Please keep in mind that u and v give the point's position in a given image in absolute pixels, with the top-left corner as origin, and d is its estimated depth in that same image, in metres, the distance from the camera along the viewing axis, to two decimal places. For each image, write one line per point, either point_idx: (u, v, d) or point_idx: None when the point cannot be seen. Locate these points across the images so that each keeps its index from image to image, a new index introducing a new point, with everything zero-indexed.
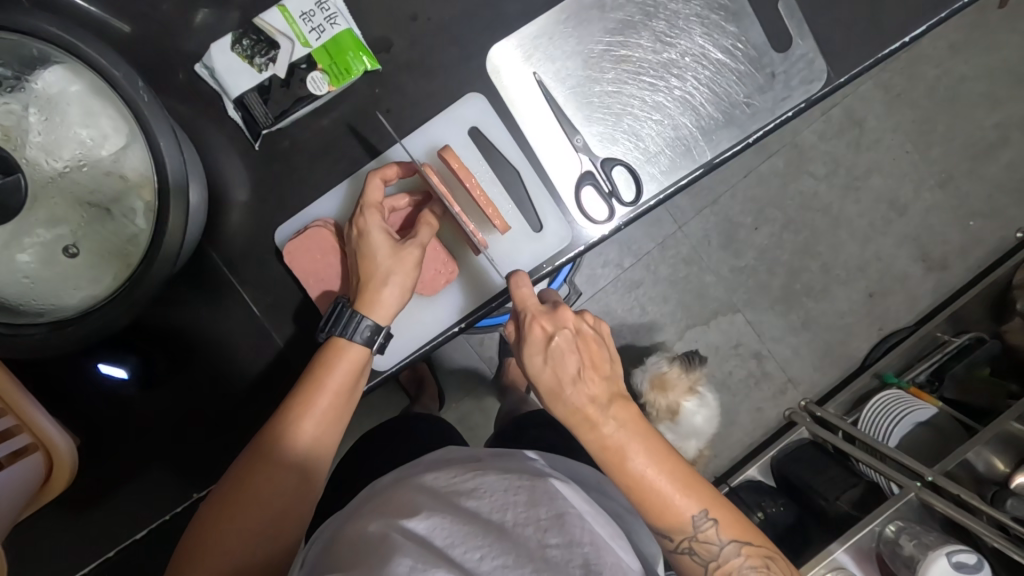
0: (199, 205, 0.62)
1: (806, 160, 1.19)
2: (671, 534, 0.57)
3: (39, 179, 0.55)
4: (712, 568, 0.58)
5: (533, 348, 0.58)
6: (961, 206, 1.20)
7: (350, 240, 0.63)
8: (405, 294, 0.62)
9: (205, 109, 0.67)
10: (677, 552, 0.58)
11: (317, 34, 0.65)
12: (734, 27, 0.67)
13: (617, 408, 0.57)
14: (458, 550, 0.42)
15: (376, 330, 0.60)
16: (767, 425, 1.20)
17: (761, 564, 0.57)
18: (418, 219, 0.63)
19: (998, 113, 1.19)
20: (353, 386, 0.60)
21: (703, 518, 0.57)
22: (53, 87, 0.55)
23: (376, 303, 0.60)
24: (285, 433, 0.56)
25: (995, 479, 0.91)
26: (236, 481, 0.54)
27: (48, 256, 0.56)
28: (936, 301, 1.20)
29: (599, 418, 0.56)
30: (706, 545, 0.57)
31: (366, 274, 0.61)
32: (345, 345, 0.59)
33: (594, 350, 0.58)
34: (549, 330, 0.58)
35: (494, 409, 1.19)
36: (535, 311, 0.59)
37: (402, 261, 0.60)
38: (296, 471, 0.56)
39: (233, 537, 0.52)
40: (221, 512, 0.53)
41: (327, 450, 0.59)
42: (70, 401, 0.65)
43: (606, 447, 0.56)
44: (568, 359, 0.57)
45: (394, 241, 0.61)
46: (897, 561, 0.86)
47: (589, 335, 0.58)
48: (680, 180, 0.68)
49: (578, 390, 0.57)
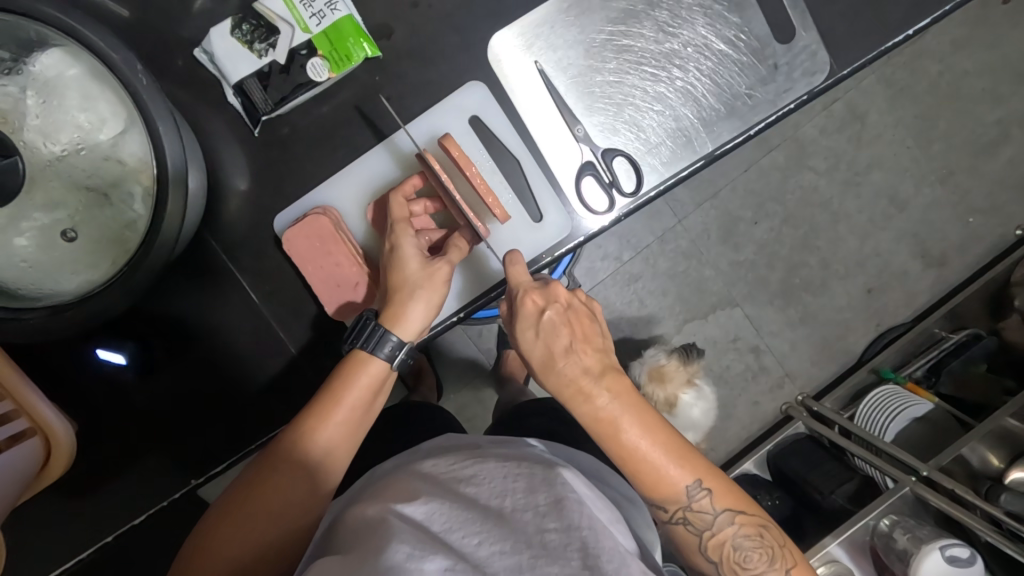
0: (197, 191, 0.62)
1: (807, 155, 1.19)
2: (666, 505, 0.57)
3: (37, 162, 0.55)
4: (706, 537, 0.58)
5: (525, 321, 0.59)
6: (961, 203, 1.20)
7: (384, 256, 0.64)
8: (430, 312, 0.62)
9: (204, 95, 0.66)
10: (671, 522, 0.58)
11: (317, 20, 0.64)
12: (736, 18, 0.66)
13: (610, 380, 0.57)
14: (456, 535, 0.42)
15: (398, 346, 0.60)
16: (764, 419, 1.21)
17: (754, 532, 0.58)
18: (448, 241, 0.64)
19: (1000, 109, 1.19)
20: (372, 402, 0.60)
21: (697, 488, 0.57)
22: (50, 70, 0.54)
23: (400, 319, 0.60)
24: (299, 447, 0.56)
25: (990, 474, 0.91)
26: (249, 490, 0.54)
27: (47, 241, 0.55)
28: (933, 297, 1.20)
29: (593, 390, 0.56)
30: (701, 515, 0.57)
31: (395, 288, 0.61)
32: (367, 359, 0.59)
33: (586, 323, 0.59)
34: (541, 305, 0.58)
35: (492, 400, 1.20)
36: (528, 287, 0.59)
37: (431, 278, 0.61)
38: (310, 483, 0.55)
39: (243, 546, 0.52)
40: (231, 520, 0.53)
41: (343, 463, 0.58)
42: (69, 387, 0.65)
43: (601, 419, 0.56)
44: (560, 332, 0.58)
45: (426, 257, 0.61)
46: (890, 555, 0.86)
47: (580, 310, 0.59)
48: (681, 171, 0.67)
49: (570, 362, 0.57)
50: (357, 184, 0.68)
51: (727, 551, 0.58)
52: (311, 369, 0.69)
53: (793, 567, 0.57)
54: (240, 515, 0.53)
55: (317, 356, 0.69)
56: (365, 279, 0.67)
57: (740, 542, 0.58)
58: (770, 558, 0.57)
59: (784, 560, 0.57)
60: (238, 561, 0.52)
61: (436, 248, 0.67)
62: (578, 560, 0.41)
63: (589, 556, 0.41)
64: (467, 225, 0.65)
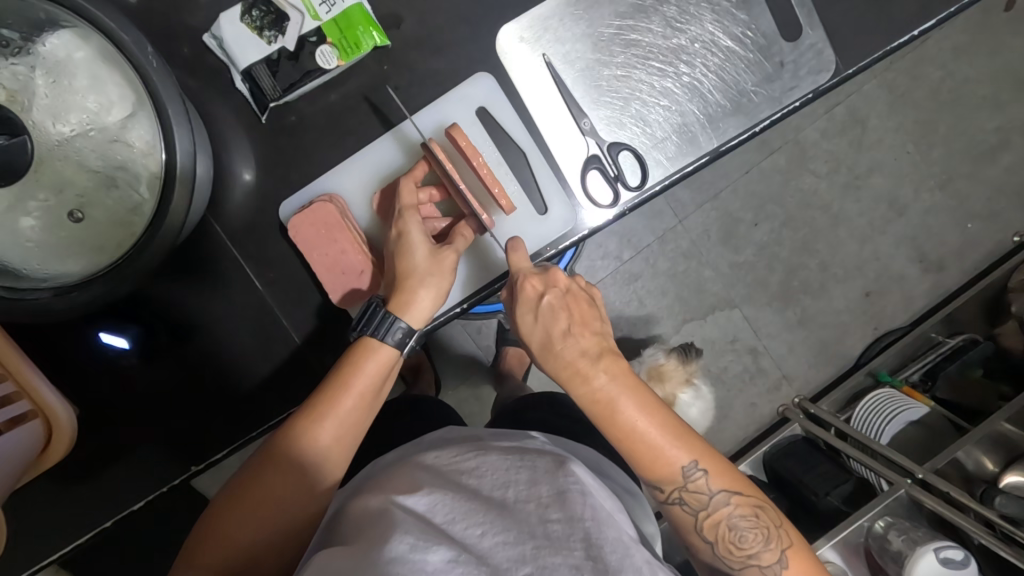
0: (204, 176, 0.62)
1: (808, 158, 1.19)
2: (663, 484, 0.58)
3: (46, 143, 0.55)
4: (702, 517, 0.58)
5: (525, 306, 0.60)
6: (960, 208, 1.21)
7: (388, 243, 0.63)
8: (439, 299, 0.62)
9: (211, 82, 0.66)
10: (667, 502, 0.59)
11: (327, 7, 0.64)
12: (744, 15, 0.67)
13: (607, 362, 0.58)
14: (458, 527, 0.42)
15: (408, 333, 0.60)
16: (761, 420, 1.21)
17: (750, 513, 0.58)
18: (453, 230, 0.64)
19: (1000, 116, 1.20)
20: (378, 390, 0.60)
21: (693, 468, 0.57)
22: (60, 51, 0.55)
23: (410, 306, 0.61)
24: (306, 434, 0.56)
25: (985, 478, 0.92)
26: (255, 476, 0.54)
27: (53, 221, 0.55)
28: (931, 302, 1.21)
29: (590, 371, 0.57)
30: (696, 495, 0.58)
31: (402, 275, 0.61)
32: (376, 346, 0.59)
33: (583, 306, 0.60)
34: (541, 290, 0.59)
35: (490, 398, 1.20)
36: (528, 273, 0.60)
37: (439, 265, 0.61)
38: (314, 471, 0.55)
39: (249, 530, 0.53)
40: (237, 505, 0.53)
41: (351, 450, 0.58)
42: (71, 370, 0.65)
43: (597, 401, 0.57)
44: (559, 316, 0.59)
45: (432, 246, 0.62)
46: (885, 557, 0.86)
47: (578, 294, 0.60)
48: (685, 167, 0.68)
49: (568, 345, 0.58)
50: (361, 174, 0.68)
51: (723, 531, 0.58)
52: (313, 358, 0.69)
53: (789, 548, 0.57)
54: (246, 502, 0.53)
55: (319, 344, 0.69)
56: (370, 267, 0.67)
57: (735, 522, 0.58)
58: (765, 538, 0.57)
59: (780, 540, 0.57)
60: (243, 546, 0.52)
61: (441, 235, 0.67)
62: (580, 550, 0.41)
63: (591, 547, 0.41)
64: (471, 215, 0.65)
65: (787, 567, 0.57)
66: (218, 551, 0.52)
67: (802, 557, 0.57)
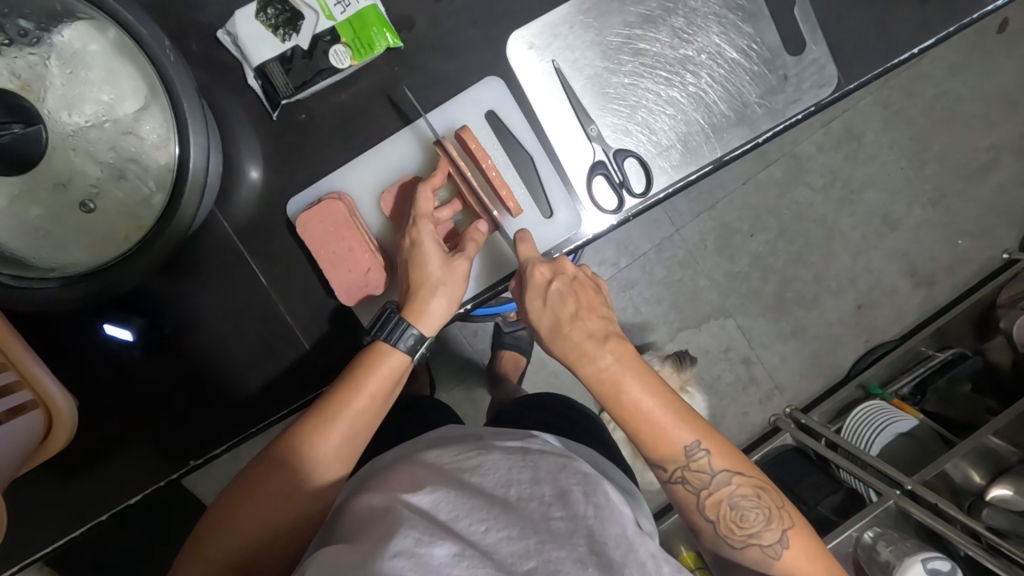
0: (214, 171, 0.63)
1: (804, 171, 1.21)
2: (666, 463, 0.59)
3: (59, 133, 0.55)
4: (704, 496, 0.59)
5: (533, 291, 0.61)
6: (951, 224, 1.23)
7: (401, 250, 0.64)
8: (451, 307, 0.63)
9: (223, 77, 0.67)
10: (670, 481, 0.59)
11: (342, 8, 0.64)
12: (749, 28, 0.68)
13: (613, 344, 0.59)
14: (463, 523, 0.43)
15: (419, 339, 0.61)
16: (752, 429, 1.22)
17: (751, 492, 0.58)
18: (464, 234, 0.64)
19: (992, 135, 1.23)
20: (389, 394, 0.60)
21: (696, 448, 0.58)
22: (76, 43, 0.55)
23: (423, 314, 0.61)
24: (317, 431, 0.56)
25: (972, 490, 0.94)
26: (263, 473, 0.55)
27: (63, 211, 0.56)
28: (920, 316, 1.23)
29: (596, 352, 0.59)
30: (698, 474, 0.58)
31: (415, 283, 0.61)
32: (388, 350, 0.60)
33: (589, 292, 0.61)
34: (549, 276, 0.61)
35: (484, 401, 1.21)
36: (536, 261, 0.61)
37: (452, 274, 0.62)
38: (320, 471, 0.56)
39: (254, 526, 0.53)
40: (243, 500, 0.54)
41: (359, 448, 0.58)
42: (73, 361, 0.65)
43: (603, 381, 0.59)
44: (567, 301, 0.60)
45: (445, 253, 0.62)
46: (874, 566, 0.87)
47: (585, 282, 0.62)
48: (689, 176, 0.69)
49: (576, 327, 0.60)
50: (372, 172, 0.69)
51: (724, 510, 0.59)
52: (318, 358, 0.69)
53: (790, 528, 0.58)
54: (254, 499, 0.54)
55: (321, 343, 0.69)
56: (376, 266, 0.67)
57: (737, 501, 0.58)
58: (767, 518, 0.58)
59: (782, 520, 0.58)
60: (250, 540, 0.53)
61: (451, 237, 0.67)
62: (584, 546, 0.42)
63: (595, 542, 0.42)
64: (484, 214, 0.66)
65: (788, 547, 0.57)
66: (226, 544, 0.53)
67: (803, 537, 0.58)
